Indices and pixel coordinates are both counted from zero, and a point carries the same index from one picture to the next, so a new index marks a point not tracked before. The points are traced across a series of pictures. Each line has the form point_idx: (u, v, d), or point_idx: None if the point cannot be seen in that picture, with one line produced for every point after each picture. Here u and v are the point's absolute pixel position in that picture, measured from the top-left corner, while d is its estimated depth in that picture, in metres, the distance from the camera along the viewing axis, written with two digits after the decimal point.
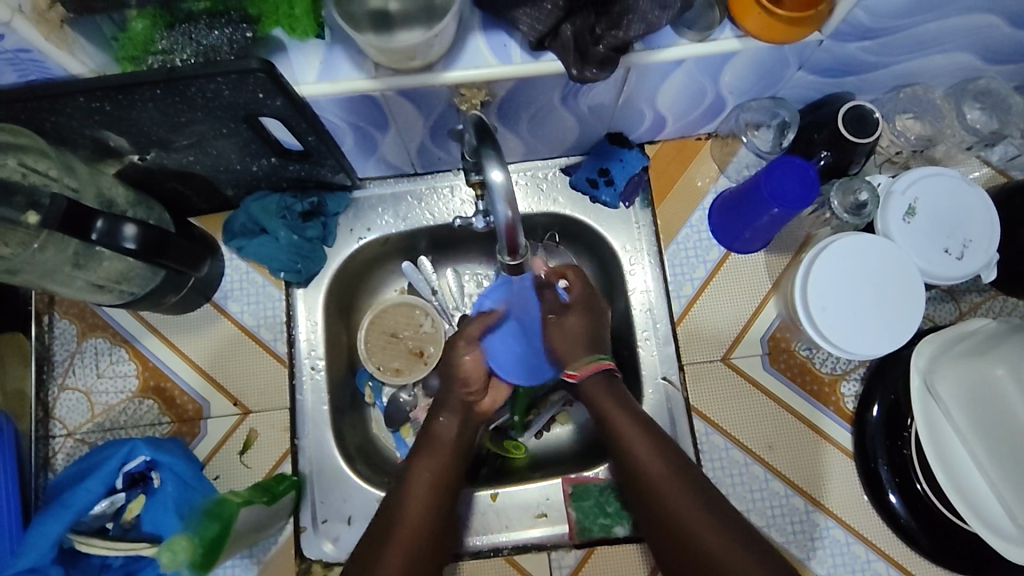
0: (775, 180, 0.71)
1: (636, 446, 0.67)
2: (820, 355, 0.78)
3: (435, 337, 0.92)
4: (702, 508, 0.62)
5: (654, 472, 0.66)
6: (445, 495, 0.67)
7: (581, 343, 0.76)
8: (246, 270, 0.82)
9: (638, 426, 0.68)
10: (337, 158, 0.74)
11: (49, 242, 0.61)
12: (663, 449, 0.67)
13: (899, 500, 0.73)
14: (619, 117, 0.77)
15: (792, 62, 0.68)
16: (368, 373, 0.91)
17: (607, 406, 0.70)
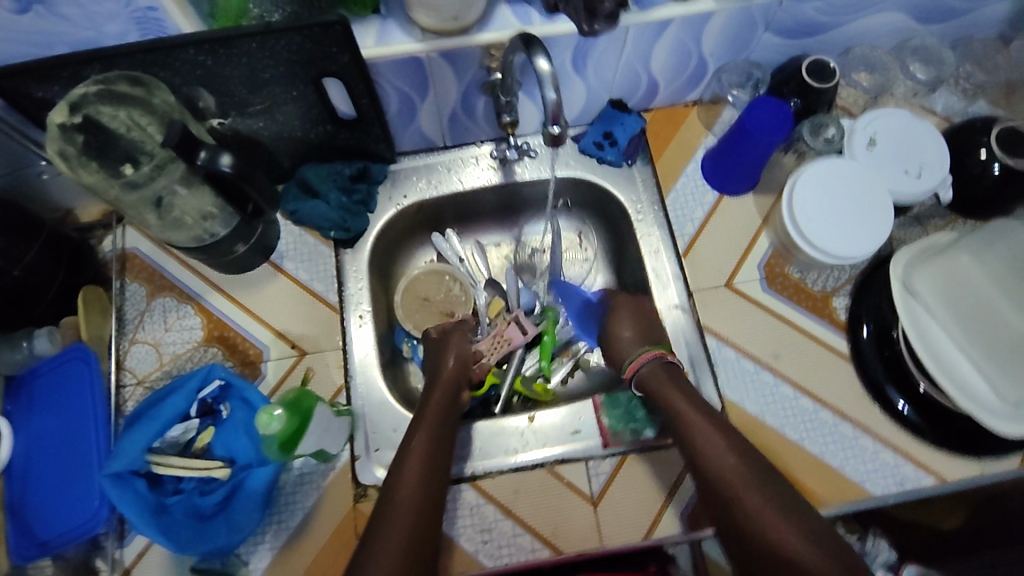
0: (755, 116, 0.84)
1: (672, 398, 0.76)
2: (811, 276, 0.89)
3: (465, 297, 1.00)
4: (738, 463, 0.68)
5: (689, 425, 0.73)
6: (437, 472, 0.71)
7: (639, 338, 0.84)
8: (299, 233, 0.92)
9: (668, 381, 0.78)
10: (382, 125, 0.86)
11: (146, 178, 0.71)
12: (695, 403, 0.75)
13: (908, 407, 0.82)
14: (619, 82, 0.91)
15: (759, 23, 0.83)
16: (406, 331, 0.99)
17: (666, 386, 0.78)
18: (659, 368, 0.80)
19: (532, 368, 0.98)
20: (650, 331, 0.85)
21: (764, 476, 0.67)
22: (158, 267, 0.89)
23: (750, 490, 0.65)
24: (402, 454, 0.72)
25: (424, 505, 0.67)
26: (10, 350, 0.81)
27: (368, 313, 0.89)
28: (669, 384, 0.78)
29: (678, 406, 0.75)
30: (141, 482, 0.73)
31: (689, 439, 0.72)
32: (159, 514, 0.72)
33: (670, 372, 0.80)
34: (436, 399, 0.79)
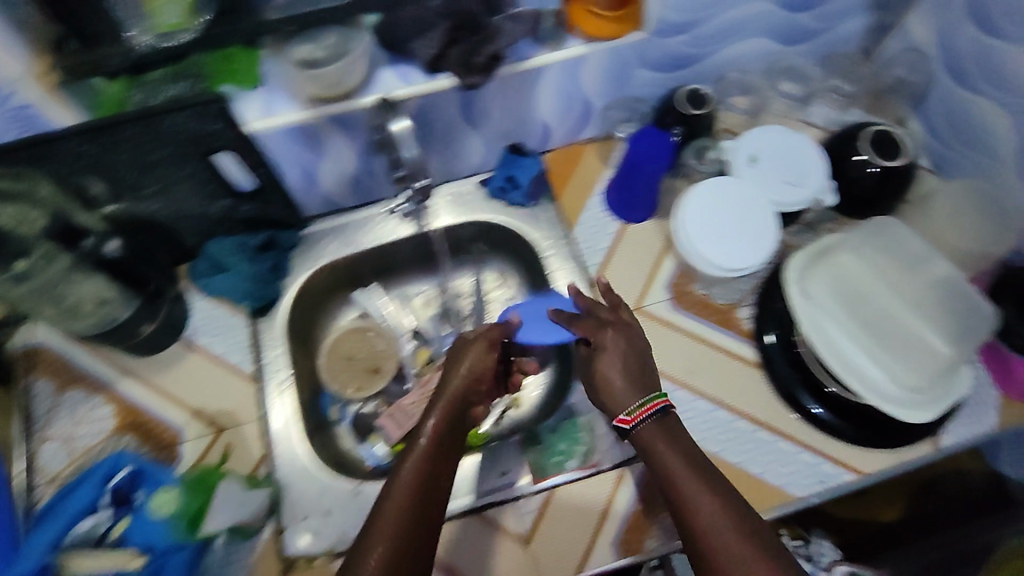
0: (639, 147, 0.88)
1: (668, 459, 0.64)
2: (716, 291, 0.91)
3: (390, 351, 1.02)
4: (737, 529, 0.57)
5: (688, 496, 0.60)
6: (429, 506, 0.61)
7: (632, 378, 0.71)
8: (211, 308, 0.92)
9: (666, 439, 0.66)
10: (283, 194, 0.88)
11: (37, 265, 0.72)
12: (698, 468, 0.62)
13: (823, 409, 0.84)
14: (513, 128, 0.94)
15: (634, 61, 0.88)
16: (332, 394, 0.98)
17: (657, 443, 0.66)
18: (654, 429, 0.67)
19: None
20: (642, 377, 0.72)
21: (784, 551, 0.56)
22: (68, 359, 0.88)
23: (755, 568, 0.54)
24: (397, 469, 0.63)
25: (412, 550, 0.58)
26: None
27: (287, 379, 0.88)
28: (671, 444, 0.65)
29: (675, 469, 0.63)
30: None
31: (684, 512, 0.60)
32: None
33: (671, 434, 0.67)
34: (445, 406, 0.68)
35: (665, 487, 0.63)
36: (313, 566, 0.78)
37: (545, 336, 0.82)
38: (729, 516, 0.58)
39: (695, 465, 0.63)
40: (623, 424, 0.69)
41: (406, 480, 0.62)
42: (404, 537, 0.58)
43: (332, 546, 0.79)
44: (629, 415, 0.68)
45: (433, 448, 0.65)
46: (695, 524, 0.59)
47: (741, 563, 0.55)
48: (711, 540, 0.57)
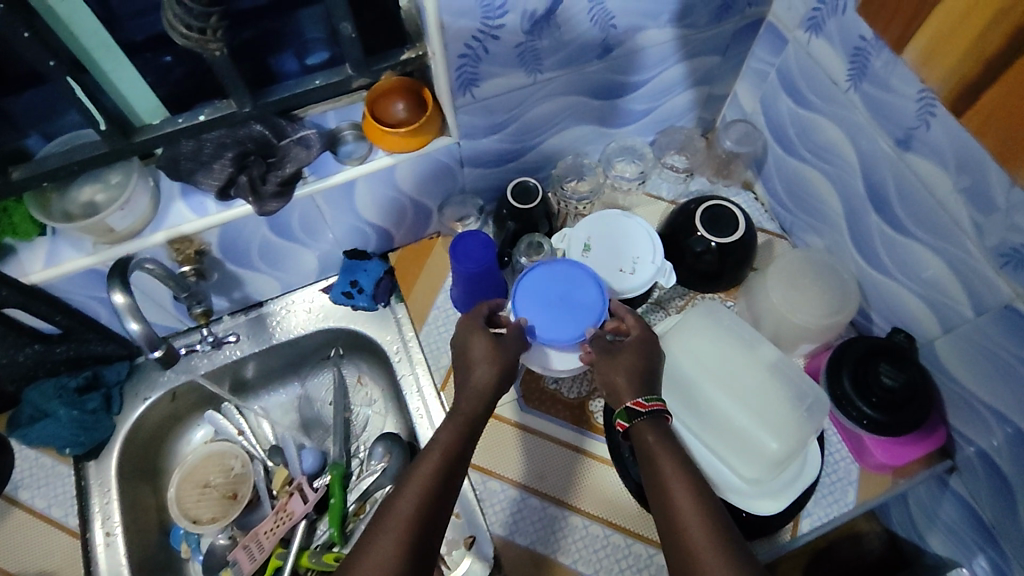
0: (461, 251, 0.85)
1: (661, 459, 0.62)
2: (565, 385, 0.90)
3: (246, 472, 0.96)
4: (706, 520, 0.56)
5: (676, 493, 0.59)
6: (436, 514, 0.59)
7: (634, 379, 0.69)
8: (36, 456, 0.87)
9: (662, 440, 0.63)
10: (97, 330, 0.86)
11: None
12: (688, 469, 0.61)
13: None
14: (343, 236, 0.92)
15: (452, 163, 0.86)
16: (182, 529, 0.93)
17: (656, 448, 0.63)
18: (650, 424, 0.65)
19: (324, 537, 0.92)
20: (647, 380, 0.70)
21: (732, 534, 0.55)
22: None
23: (712, 544, 0.54)
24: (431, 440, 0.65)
25: (411, 555, 0.56)
26: None
27: (118, 528, 0.84)
28: (662, 444, 0.63)
29: (666, 470, 0.61)
30: None
31: (669, 506, 0.58)
32: None
33: (666, 440, 0.64)
34: (480, 391, 0.70)
35: (654, 486, 0.61)
36: None
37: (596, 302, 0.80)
38: (704, 504, 0.57)
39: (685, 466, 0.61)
40: (633, 408, 0.66)
41: (436, 453, 0.63)
42: (423, 502, 0.59)
43: None
44: (642, 402, 0.66)
45: (451, 449, 0.64)
46: (676, 522, 0.57)
47: (685, 535, 0.55)
48: (691, 526, 0.56)
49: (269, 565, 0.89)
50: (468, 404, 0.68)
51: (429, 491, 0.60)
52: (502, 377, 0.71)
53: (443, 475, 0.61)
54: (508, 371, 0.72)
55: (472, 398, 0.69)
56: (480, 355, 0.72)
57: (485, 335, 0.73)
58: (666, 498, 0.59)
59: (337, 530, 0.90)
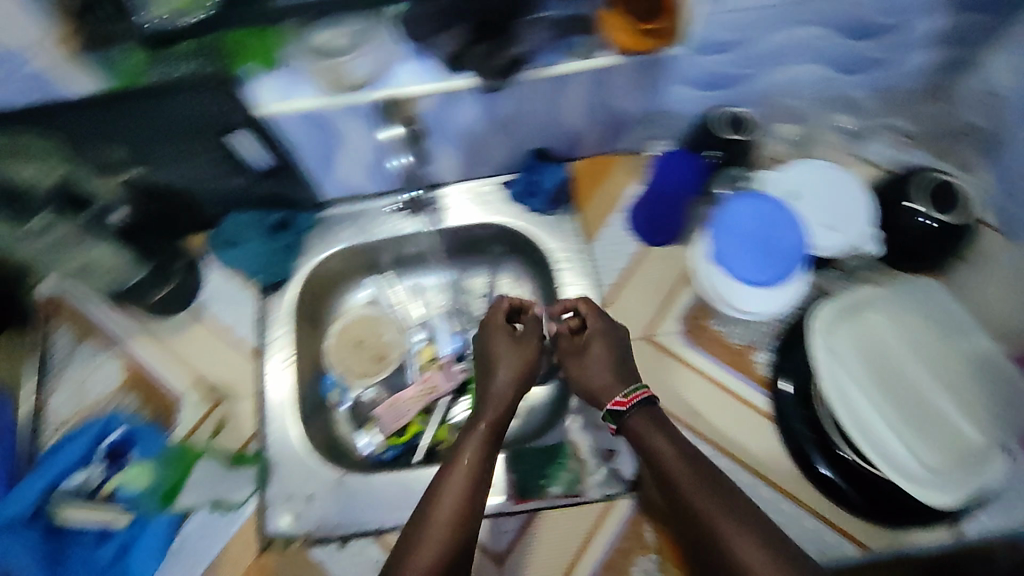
0: (663, 171, 0.88)
1: (659, 450, 0.70)
2: (735, 330, 0.86)
3: (399, 338, 1.02)
4: (719, 504, 0.64)
5: (682, 480, 0.67)
6: (484, 468, 0.73)
7: (609, 371, 0.78)
8: (225, 279, 0.94)
9: (653, 427, 0.73)
10: (300, 175, 0.88)
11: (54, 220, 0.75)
12: (691, 460, 0.69)
13: (831, 471, 0.78)
14: (540, 131, 0.90)
15: (669, 77, 0.81)
16: (334, 377, 0.99)
17: (657, 440, 0.71)
18: (641, 415, 0.74)
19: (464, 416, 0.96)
20: (631, 375, 0.78)
21: (751, 513, 0.64)
22: (86, 311, 0.90)
23: (730, 520, 0.63)
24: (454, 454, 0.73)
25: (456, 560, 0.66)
26: None
27: (290, 358, 0.90)
28: (664, 441, 0.71)
29: (673, 466, 0.68)
30: (35, 533, 0.74)
31: (676, 492, 0.67)
32: (52, 567, 0.73)
33: (655, 422, 0.74)
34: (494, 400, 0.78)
35: (655, 474, 0.70)
36: (289, 546, 0.80)
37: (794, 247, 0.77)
38: (705, 487, 0.66)
39: (683, 452, 0.70)
40: (616, 409, 0.75)
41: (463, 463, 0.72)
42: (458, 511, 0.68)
43: (310, 530, 0.80)
44: (622, 400, 0.75)
45: (475, 457, 0.73)
46: (703, 516, 0.64)
47: (701, 515, 0.64)
48: (706, 509, 0.64)
49: (411, 429, 0.95)
50: (499, 360, 0.81)
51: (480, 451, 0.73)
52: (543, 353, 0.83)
53: (489, 435, 0.75)
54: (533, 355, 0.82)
55: (508, 347, 0.82)
56: (490, 343, 0.83)
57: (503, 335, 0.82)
58: (671, 485, 0.68)
59: (475, 411, 0.96)
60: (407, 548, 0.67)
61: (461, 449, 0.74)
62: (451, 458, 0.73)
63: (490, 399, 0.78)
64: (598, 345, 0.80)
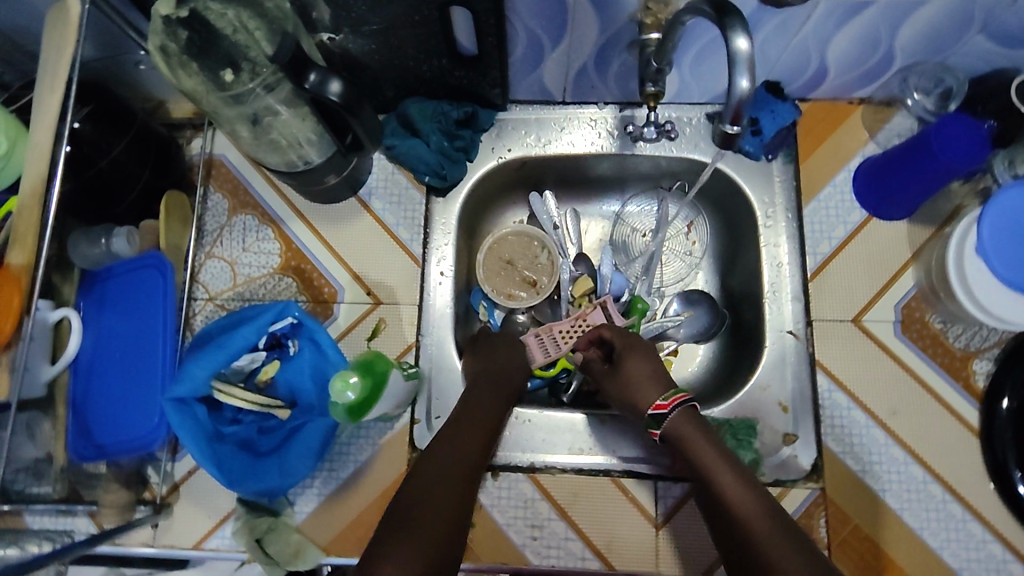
0: (946, 135, 0.70)
1: (698, 450, 0.65)
2: (954, 330, 0.77)
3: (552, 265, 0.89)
4: (764, 519, 0.57)
5: (725, 495, 0.60)
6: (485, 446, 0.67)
7: (650, 383, 0.73)
8: (391, 171, 0.86)
9: (695, 430, 0.67)
10: (502, 69, 0.77)
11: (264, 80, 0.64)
12: (731, 465, 0.63)
13: None
14: (785, 63, 0.76)
15: (975, 23, 0.67)
16: (483, 293, 0.91)
17: (691, 438, 0.66)
18: (685, 416, 0.67)
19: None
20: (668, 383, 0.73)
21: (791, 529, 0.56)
22: (243, 181, 0.84)
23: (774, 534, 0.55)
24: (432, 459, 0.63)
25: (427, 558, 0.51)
26: (87, 246, 0.74)
27: (450, 272, 0.83)
28: (696, 435, 0.66)
29: (714, 470, 0.63)
30: (201, 409, 0.69)
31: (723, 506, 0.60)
32: (215, 442, 0.69)
33: (697, 424, 0.67)
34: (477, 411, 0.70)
35: (703, 488, 0.63)
36: None
37: None
38: (760, 506, 0.58)
39: (735, 470, 0.62)
40: (658, 413, 0.69)
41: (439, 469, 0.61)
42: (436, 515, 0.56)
43: None
44: (663, 403, 0.69)
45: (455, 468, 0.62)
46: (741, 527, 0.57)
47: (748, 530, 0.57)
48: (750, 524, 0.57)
49: (558, 365, 0.84)
50: (493, 344, 0.80)
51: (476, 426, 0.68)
52: (516, 352, 0.79)
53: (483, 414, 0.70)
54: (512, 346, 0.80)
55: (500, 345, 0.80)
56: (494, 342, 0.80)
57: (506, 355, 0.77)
58: (720, 499, 0.60)
59: None
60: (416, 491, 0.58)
61: (462, 421, 0.68)
62: (454, 428, 0.67)
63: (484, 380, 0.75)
64: (632, 362, 0.75)
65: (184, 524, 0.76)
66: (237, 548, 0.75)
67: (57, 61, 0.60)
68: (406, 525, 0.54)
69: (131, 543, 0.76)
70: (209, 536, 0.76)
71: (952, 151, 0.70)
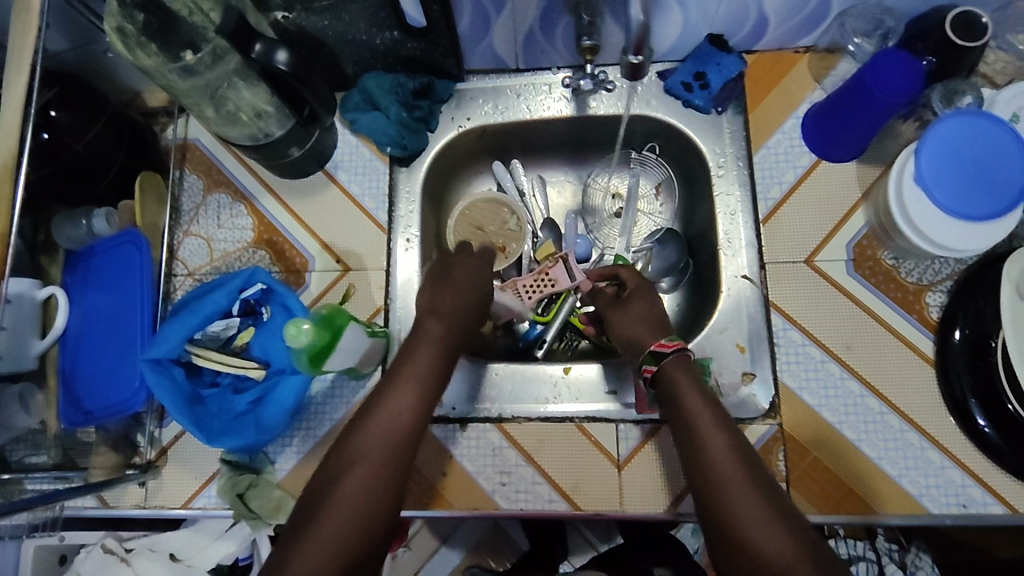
0: (877, 71, 0.71)
1: (690, 397, 0.63)
2: (906, 266, 0.79)
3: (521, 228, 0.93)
4: (737, 472, 0.56)
5: (703, 439, 0.60)
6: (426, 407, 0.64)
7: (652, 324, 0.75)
8: (356, 145, 0.89)
9: (687, 379, 0.65)
10: (452, 38, 0.80)
11: (217, 51, 0.69)
12: (721, 416, 0.61)
13: (989, 424, 0.72)
14: (724, 15, 0.78)
15: None
16: None
17: (682, 384, 0.65)
18: (679, 363, 0.67)
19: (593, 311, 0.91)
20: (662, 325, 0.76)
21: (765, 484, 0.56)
22: (216, 161, 0.89)
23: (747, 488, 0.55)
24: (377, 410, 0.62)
25: (351, 540, 0.54)
26: (69, 227, 0.80)
27: (416, 238, 0.87)
28: (687, 382, 0.65)
29: (702, 417, 0.61)
30: (179, 372, 0.74)
31: (696, 447, 0.60)
32: (193, 404, 0.73)
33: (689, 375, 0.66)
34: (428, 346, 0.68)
35: (680, 426, 0.62)
36: None
37: (1012, 179, 0.68)
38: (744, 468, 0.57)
39: (720, 423, 0.61)
40: (660, 350, 0.69)
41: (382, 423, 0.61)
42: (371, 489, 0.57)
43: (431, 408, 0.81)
44: (667, 342, 0.69)
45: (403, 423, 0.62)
46: (718, 478, 0.56)
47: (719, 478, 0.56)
48: (720, 474, 0.57)
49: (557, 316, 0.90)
50: (450, 293, 0.75)
51: (419, 384, 0.65)
52: (475, 298, 0.76)
53: (425, 373, 0.66)
54: (482, 274, 0.79)
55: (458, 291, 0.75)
56: (458, 278, 0.77)
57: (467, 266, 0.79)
58: (697, 441, 0.60)
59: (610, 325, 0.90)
60: (350, 459, 0.59)
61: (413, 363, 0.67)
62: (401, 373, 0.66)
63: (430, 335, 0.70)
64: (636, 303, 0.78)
65: (173, 485, 0.80)
66: (222, 505, 0.79)
67: (21, 44, 0.64)
68: (331, 502, 0.56)
69: (124, 506, 0.80)
70: (196, 496, 0.80)
71: (884, 87, 0.71)
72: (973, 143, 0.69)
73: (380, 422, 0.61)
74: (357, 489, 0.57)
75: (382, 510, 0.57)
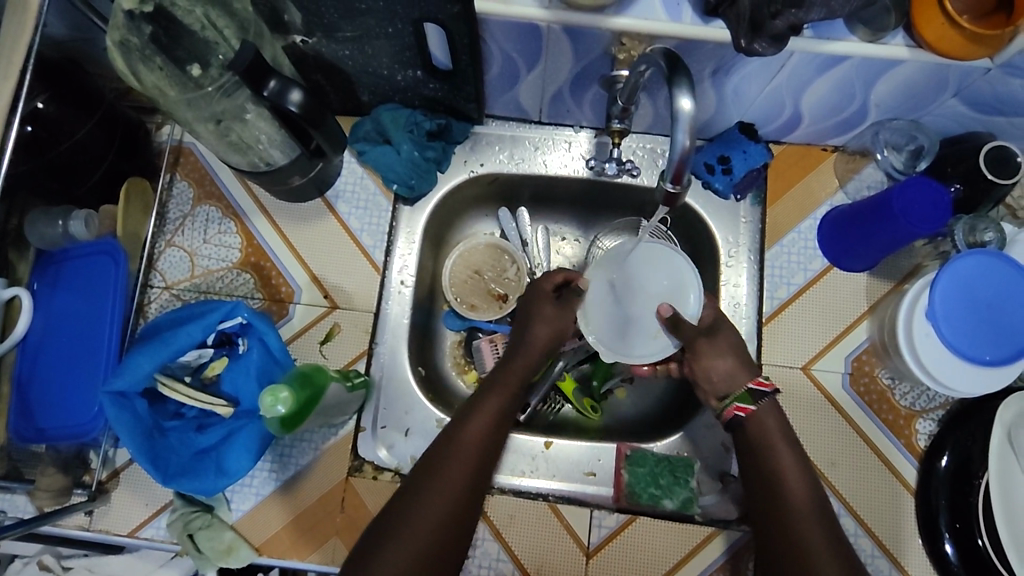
0: (907, 198, 0.69)
1: (783, 455, 0.67)
2: (901, 388, 0.78)
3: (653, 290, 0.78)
4: (826, 542, 0.62)
5: (785, 491, 0.66)
6: (484, 464, 0.66)
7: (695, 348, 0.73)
8: (361, 175, 0.85)
9: (777, 428, 0.69)
10: (478, 86, 0.76)
11: (224, 88, 0.66)
12: (807, 479, 0.66)
13: (954, 550, 0.72)
14: (759, 106, 0.76)
15: (949, 87, 0.67)
16: (457, 319, 0.90)
17: (777, 440, 0.68)
18: None
19: (583, 375, 0.88)
20: (724, 359, 0.73)
21: (838, 545, 0.62)
22: (211, 171, 0.84)
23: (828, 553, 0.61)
24: (460, 426, 0.67)
25: (433, 549, 0.60)
26: (44, 225, 0.74)
27: (411, 281, 0.84)
28: (777, 436, 0.69)
29: (790, 479, 0.66)
30: (142, 402, 0.69)
31: (784, 504, 0.65)
32: (153, 437, 0.69)
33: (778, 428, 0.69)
34: (509, 377, 0.73)
35: (767, 479, 0.67)
36: (379, 476, 0.78)
37: None
38: (825, 536, 0.62)
39: (805, 480, 0.66)
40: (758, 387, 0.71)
41: (467, 443, 0.66)
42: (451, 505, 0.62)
43: (401, 466, 0.79)
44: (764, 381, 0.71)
45: (480, 446, 0.66)
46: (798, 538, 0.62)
47: (799, 530, 0.63)
48: (803, 535, 0.63)
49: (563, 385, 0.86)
50: (509, 374, 0.73)
51: (460, 486, 0.64)
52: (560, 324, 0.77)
53: (501, 410, 0.69)
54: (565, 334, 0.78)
55: (524, 359, 0.75)
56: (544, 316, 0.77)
57: (549, 302, 0.78)
58: (784, 495, 0.65)
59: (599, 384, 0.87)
60: (433, 469, 0.64)
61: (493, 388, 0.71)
62: (484, 398, 0.70)
63: (473, 433, 0.67)
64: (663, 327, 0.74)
65: (122, 509, 0.77)
66: (171, 539, 0.76)
67: (13, 41, 0.60)
68: (407, 516, 0.61)
69: (68, 525, 0.76)
70: (145, 525, 0.76)
71: (910, 213, 0.69)
72: (992, 280, 0.68)
73: (425, 510, 0.61)
74: (437, 501, 0.62)
75: (456, 525, 0.62)
